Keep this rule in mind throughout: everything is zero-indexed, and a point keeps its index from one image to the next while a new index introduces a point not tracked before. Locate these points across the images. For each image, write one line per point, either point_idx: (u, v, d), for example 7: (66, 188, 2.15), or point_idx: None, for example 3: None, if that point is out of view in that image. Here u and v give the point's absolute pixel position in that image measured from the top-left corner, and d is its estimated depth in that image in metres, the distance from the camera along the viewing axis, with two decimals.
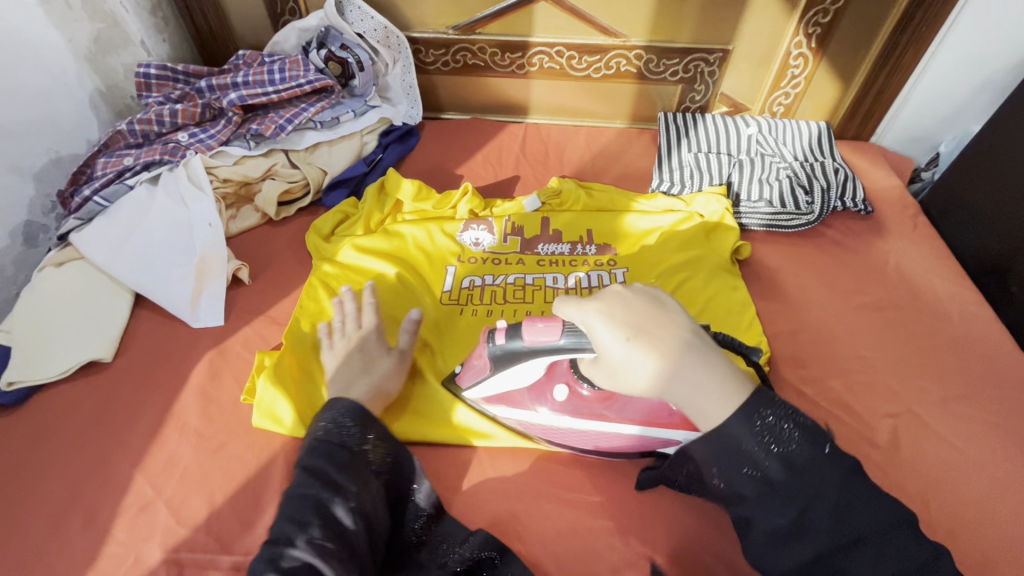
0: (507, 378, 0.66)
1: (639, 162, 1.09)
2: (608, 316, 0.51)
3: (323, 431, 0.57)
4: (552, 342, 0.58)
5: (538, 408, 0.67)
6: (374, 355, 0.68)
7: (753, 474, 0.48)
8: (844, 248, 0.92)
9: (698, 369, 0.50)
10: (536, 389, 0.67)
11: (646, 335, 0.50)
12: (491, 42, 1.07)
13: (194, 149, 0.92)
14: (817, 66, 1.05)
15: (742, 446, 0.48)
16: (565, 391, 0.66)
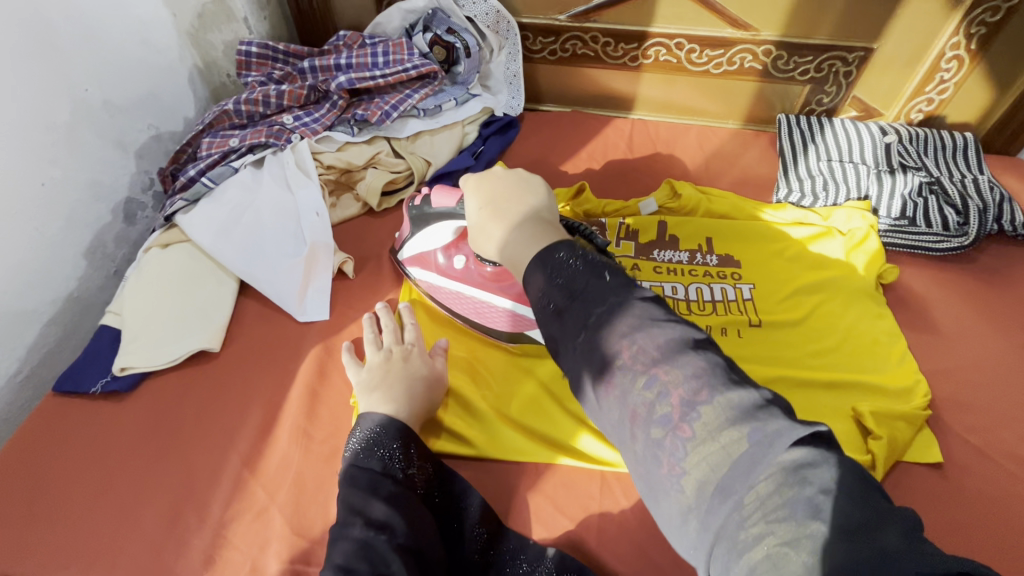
0: (424, 240, 0.75)
1: (757, 167, 1.01)
2: (473, 190, 0.60)
3: (355, 460, 0.56)
4: (451, 206, 0.69)
5: (444, 268, 0.75)
6: (410, 367, 0.66)
7: (591, 355, 0.45)
8: (1002, 278, 0.82)
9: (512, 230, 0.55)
10: (445, 248, 0.75)
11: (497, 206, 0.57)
12: (606, 31, 1.00)
13: (300, 132, 0.89)
14: (973, 71, 0.94)
15: (574, 323, 0.46)
16: (462, 259, 0.74)
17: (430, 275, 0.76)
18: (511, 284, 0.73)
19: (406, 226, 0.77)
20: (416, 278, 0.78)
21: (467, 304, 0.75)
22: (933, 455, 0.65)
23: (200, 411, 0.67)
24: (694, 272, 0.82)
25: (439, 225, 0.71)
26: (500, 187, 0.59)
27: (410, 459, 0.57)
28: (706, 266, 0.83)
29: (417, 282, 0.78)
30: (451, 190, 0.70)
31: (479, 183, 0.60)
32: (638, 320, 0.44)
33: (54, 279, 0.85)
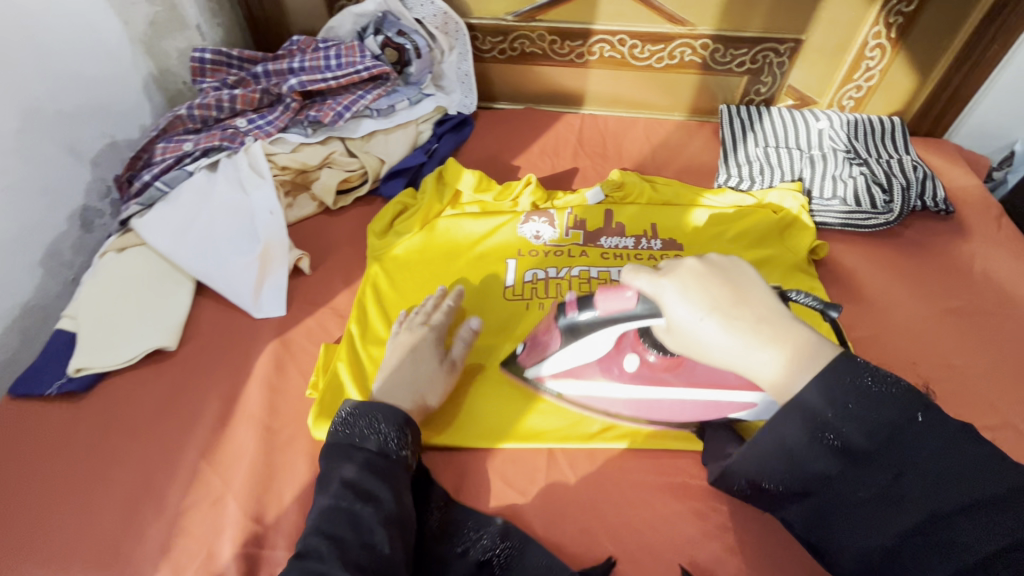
0: (574, 353, 0.65)
1: (701, 156, 1.06)
2: (684, 290, 0.49)
3: (342, 434, 0.61)
4: (626, 309, 0.57)
5: (605, 381, 0.66)
6: (426, 359, 0.68)
7: (821, 440, 0.44)
8: (926, 250, 0.88)
9: (793, 345, 0.46)
10: (603, 361, 0.66)
11: (723, 311, 0.47)
12: (551, 29, 1.04)
13: (253, 135, 0.90)
14: (895, 58, 1.00)
15: (803, 422, 0.44)
16: (635, 361, 0.64)
17: (589, 386, 0.67)
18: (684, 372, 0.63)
19: (547, 338, 0.67)
20: (561, 394, 0.69)
21: (656, 406, 0.66)
22: None
23: (157, 408, 0.68)
24: (638, 257, 0.86)
25: (607, 330, 0.61)
26: (722, 288, 0.48)
27: (401, 435, 0.60)
28: (651, 250, 0.87)
29: (561, 398, 0.69)
30: (613, 291, 0.59)
31: (670, 274, 0.50)
32: (829, 362, 0.44)
33: (9, 288, 0.85)
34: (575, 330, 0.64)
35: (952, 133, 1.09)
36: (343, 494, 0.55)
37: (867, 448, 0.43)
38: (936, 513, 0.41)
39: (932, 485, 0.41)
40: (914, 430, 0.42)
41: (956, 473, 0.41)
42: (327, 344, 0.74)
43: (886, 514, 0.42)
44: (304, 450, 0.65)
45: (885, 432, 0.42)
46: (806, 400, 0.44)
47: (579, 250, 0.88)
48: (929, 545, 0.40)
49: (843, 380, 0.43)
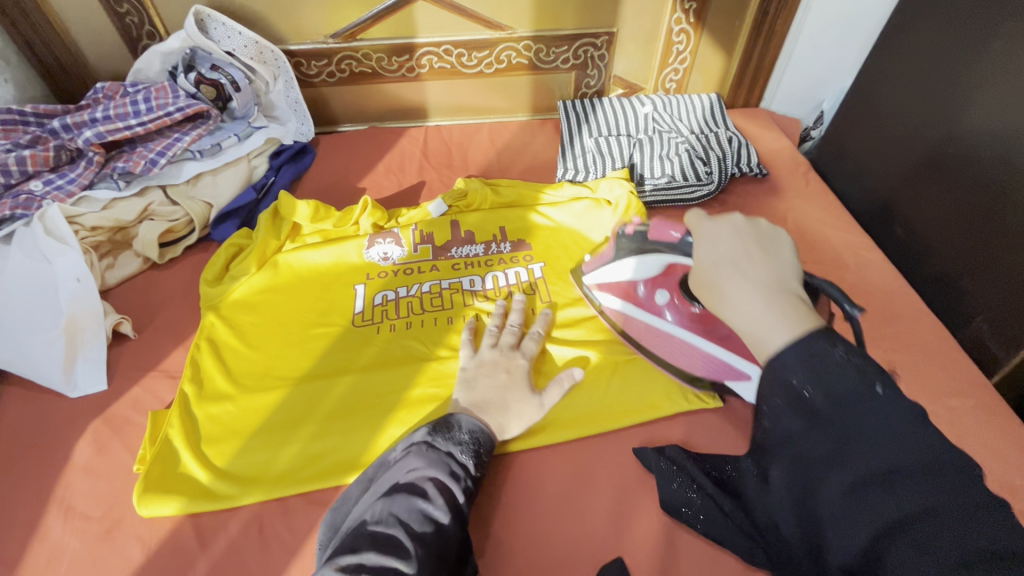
0: (627, 267, 0.77)
1: (544, 153, 1.09)
2: (713, 234, 0.51)
3: (439, 439, 0.59)
4: (671, 236, 0.73)
5: (642, 295, 0.75)
6: (517, 387, 0.67)
7: (801, 408, 0.41)
8: (746, 213, 0.95)
9: (788, 312, 0.44)
10: (651, 280, 0.75)
11: (740, 258, 0.48)
12: (375, 47, 1.03)
13: (52, 197, 0.82)
14: (699, 40, 1.08)
15: (773, 376, 0.43)
16: (666, 296, 0.73)
17: (625, 304, 0.77)
18: (713, 328, 0.70)
19: (606, 252, 0.81)
20: (602, 305, 0.78)
21: (674, 347, 0.72)
22: None
23: None
24: (489, 262, 0.87)
25: (654, 257, 0.74)
26: (747, 244, 0.49)
27: (488, 458, 0.61)
28: (501, 253, 0.88)
29: (599, 308, 0.79)
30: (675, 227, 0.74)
31: (706, 222, 0.52)
32: (826, 340, 0.42)
33: None
34: (642, 254, 0.75)
35: (767, 101, 1.19)
36: (437, 498, 0.54)
37: (853, 444, 0.39)
38: (912, 514, 0.36)
39: (911, 481, 0.37)
40: (912, 442, 0.38)
41: (931, 466, 0.37)
42: (155, 412, 0.68)
43: (864, 508, 0.38)
44: (132, 531, 0.60)
45: (882, 422, 0.39)
46: (798, 373, 0.42)
47: (430, 265, 0.86)
48: (910, 556, 0.35)
49: (823, 350, 0.41)
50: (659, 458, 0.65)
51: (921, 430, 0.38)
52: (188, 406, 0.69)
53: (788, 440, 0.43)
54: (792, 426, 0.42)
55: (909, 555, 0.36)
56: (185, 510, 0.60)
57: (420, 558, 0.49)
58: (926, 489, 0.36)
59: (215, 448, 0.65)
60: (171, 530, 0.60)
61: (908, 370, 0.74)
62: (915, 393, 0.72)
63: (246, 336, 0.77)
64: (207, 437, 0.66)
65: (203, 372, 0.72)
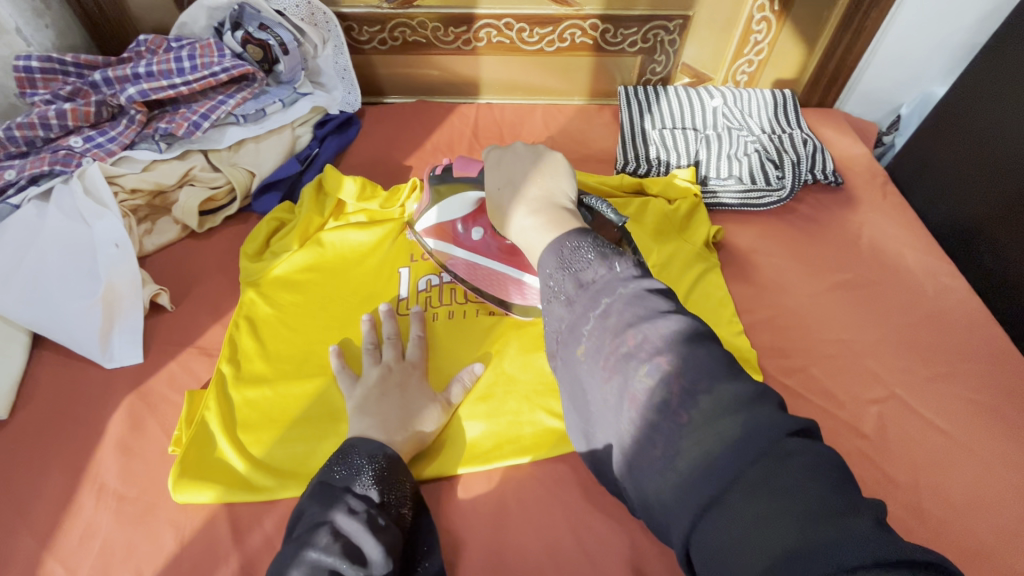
0: (443, 209, 0.74)
1: (601, 142, 1.02)
2: (495, 164, 0.57)
3: (335, 476, 0.53)
4: (471, 175, 0.72)
5: (463, 238, 0.73)
6: (415, 393, 0.64)
7: (561, 300, 0.45)
8: (817, 225, 0.89)
9: (559, 220, 0.50)
10: (465, 219, 0.73)
11: (513, 180, 0.54)
12: (432, 15, 0.96)
13: (91, 155, 0.79)
14: (781, 30, 0.99)
15: (546, 286, 0.46)
16: (481, 231, 0.72)
17: (450, 246, 0.74)
18: (528, 254, 0.70)
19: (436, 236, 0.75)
20: (432, 250, 0.75)
21: (511, 285, 0.71)
22: (720, 283, 0.79)
23: None
24: None
25: (457, 197, 0.73)
26: (525, 163, 0.55)
27: (402, 482, 0.55)
28: None
29: (506, 304, 0.72)
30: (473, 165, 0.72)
31: (498, 152, 0.58)
32: (598, 256, 0.45)
33: None
34: (446, 198, 0.74)
35: (842, 101, 1.10)
36: (329, 542, 0.47)
37: (622, 356, 0.41)
38: (727, 468, 0.34)
39: (721, 413, 0.36)
40: (697, 359, 0.38)
41: (734, 413, 0.36)
42: (191, 392, 0.65)
43: (652, 442, 0.38)
44: (165, 517, 0.58)
45: (669, 344, 0.39)
46: (563, 280, 0.45)
47: None
48: (727, 501, 0.34)
49: (615, 292, 0.43)
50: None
51: (714, 366, 0.38)
52: (222, 389, 0.66)
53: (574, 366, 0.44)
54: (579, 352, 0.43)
55: (676, 494, 0.36)
56: (222, 499, 0.58)
57: None
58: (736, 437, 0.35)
59: (251, 437, 0.63)
60: (207, 519, 0.58)
61: (991, 413, 0.68)
62: (997, 440, 0.66)
63: (285, 316, 0.73)
64: (246, 425, 0.63)
65: (241, 355, 0.69)
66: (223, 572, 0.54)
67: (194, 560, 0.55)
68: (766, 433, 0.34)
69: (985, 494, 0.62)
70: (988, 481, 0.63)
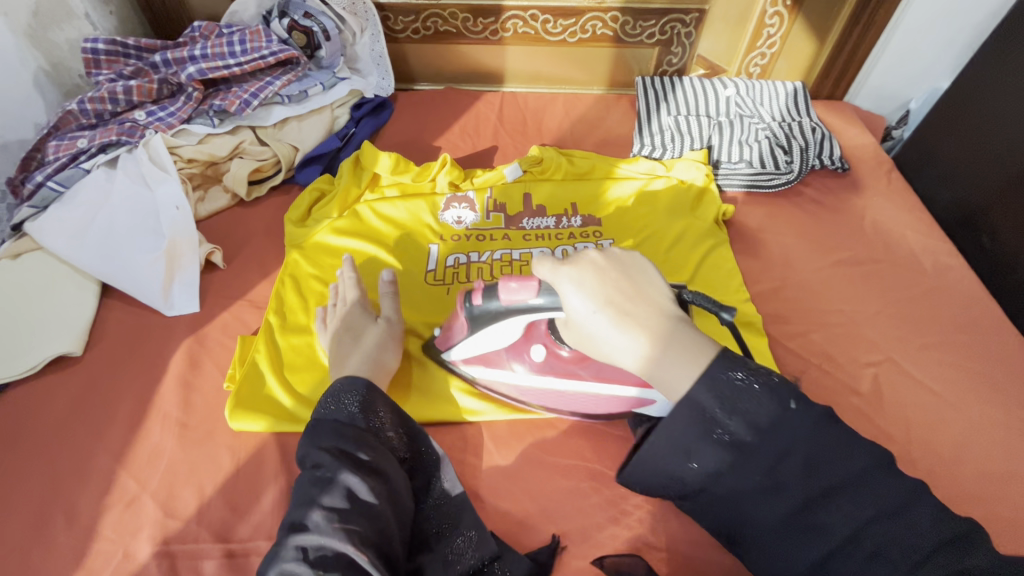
0: (488, 340, 0.65)
1: (619, 128, 1.08)
2: (579, 284, 0.48)
3: (328, 410, 0.57)
4: (527, 302, 0.57)
5: (514, 366, 0.67)
6: (360, 329, 0.67)
7: (722, 440, 0.46)
8: (823, 206, 0.94)
9: (666, 335, 0.47)
10: (513, 350, 0.67)
11: (616, 304, 0.47)
12: (463, 7, 1.03)
13: (154, 127, 0.87)
14: (793, 24, 1.05)
15: (698, 414, 0.46)
16: (543, 351, 0.65)
17: (501, 373, 0.68)
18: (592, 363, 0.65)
19: (456, 321, 0.66)
20: (476, 377, 0.70)
21: (565, 398, 0.67)
22: (728, 255, 0.84)
23: (64, 417, 0.66)
24: (560, 236, 0.87)
25: (512, 319, 0.61)
26: (616, 281, 0.48)
27: (382, 412, 0.59)
28: (571, 227, 0.88)
29: (476, 381, 0.71)
30: (521, 280, 0.58)
31: (573, 273, 0.48)
32: (749, 381, 0.46)
33: None
34: (492, 325, 0.62)
35: (852, 95, 1.15)
36: (335, 463, 0.52)
37: (755, 456, 0.46)
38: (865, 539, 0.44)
39: (834, 480, 0.45)
40: (816, 435, 0.46)
41: (858, 474, 0.45)
42: (243, 337, 0.73)
43: (807, 531, 0.45)
44: (222, 442, 0.64)
45: (801, 440, 0.45)
46: (715, 409, 0.46)
47: (502, 233, 0.88)
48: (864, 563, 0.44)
49: (718, 381, 0.46)
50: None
51: (825, 428, 0.46)
52: (270, 335, 0.72)
53: (715, 474, 0.47)
54: (720, 460, 0.47)
55: (814, 560, 0.45)
56: (272, 428, 0.65)
57: (350, 531, 0.48)
58: (852, 505, 0.45)
59: (295, 377, 0.69)
60: (258, 445, 0.64)
61: (981, 379, 0.73)
62: (986, 402, 0.71)
63: (325, 274, 0.80)
64: (291, 367, 0.70)
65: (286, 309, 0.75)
66: (273, 489, 0.61)
67: (248, 479, 0.62)
68: (884, 494, 0.45)
69: (972, 449, 0.67)
70: (975, 437, 0.68)
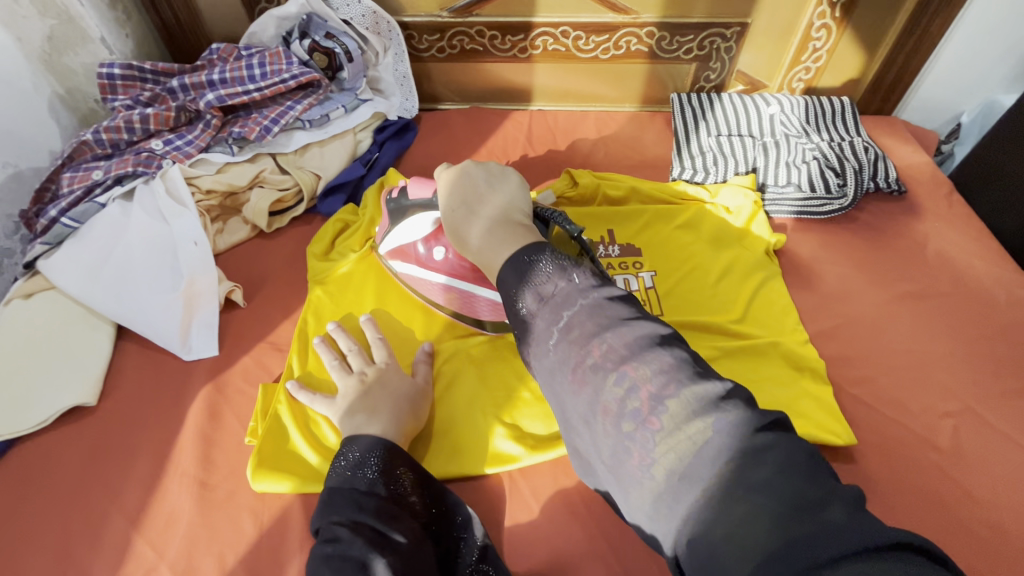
0: (404, 231, 0.72)
1: (655, 148, 1.02)
2: (445, 190, 0.59)
3: (346, 477, 0.54)
4: (427, 197, 0.71)
5: (423, 260, 0.71)
6: (390, 385, 0.64)
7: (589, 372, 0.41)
8: (880, 233, 0.87)
9: (514, 234, 0.51)
10: (423, 241, 0.71)
11: (462, 198, 0.57)
12: (490, 24, 0.98)
13: (171, 157, 0.83)
14: (841, 37, 0.98)
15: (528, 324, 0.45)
16: (443, 252, 0.70)
17: (413, 268, 0.73)
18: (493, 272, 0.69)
19: (384, 222, 0.76)
20: (402, 274, 0.74)
21: (469, 300, 0.71)
22: (781, 291, 0.78)
23: (77, 474, 0.62)
24: None
25: (417, 216, 0.71)
26: (477, 183, 0.58)
27: (402, 473, 0.55)
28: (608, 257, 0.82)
29: (399, 276, 0.75)
30: (427, 183, 0.72)
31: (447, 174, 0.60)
32: (555, 268, 0.46)
33: None
34: (414, 213, 0.71)
35: (901, 110, 1.08)
36: (352, 537, 0.48)
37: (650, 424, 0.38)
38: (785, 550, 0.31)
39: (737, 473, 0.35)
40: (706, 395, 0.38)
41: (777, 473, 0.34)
42: (266, 385, 0.68)
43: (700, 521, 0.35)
44: (244, 504, 0.60)
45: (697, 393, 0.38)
46: (524, 295, 0.46)
47: None
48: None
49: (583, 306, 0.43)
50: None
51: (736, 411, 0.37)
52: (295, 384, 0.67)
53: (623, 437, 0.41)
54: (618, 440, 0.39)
55: (671, 510, 0.36)
56: (298, 490, 0.60)
57: None
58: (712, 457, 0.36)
59: (323, 431, 0.64)
60: (283, 508, 0.60)
61: None
62: None
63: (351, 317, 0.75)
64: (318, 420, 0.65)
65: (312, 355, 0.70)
66: (298, 561, 0.56)
67: (272, 547, 0.57)
68: (781, 473, 0.34)
69: None
70: None
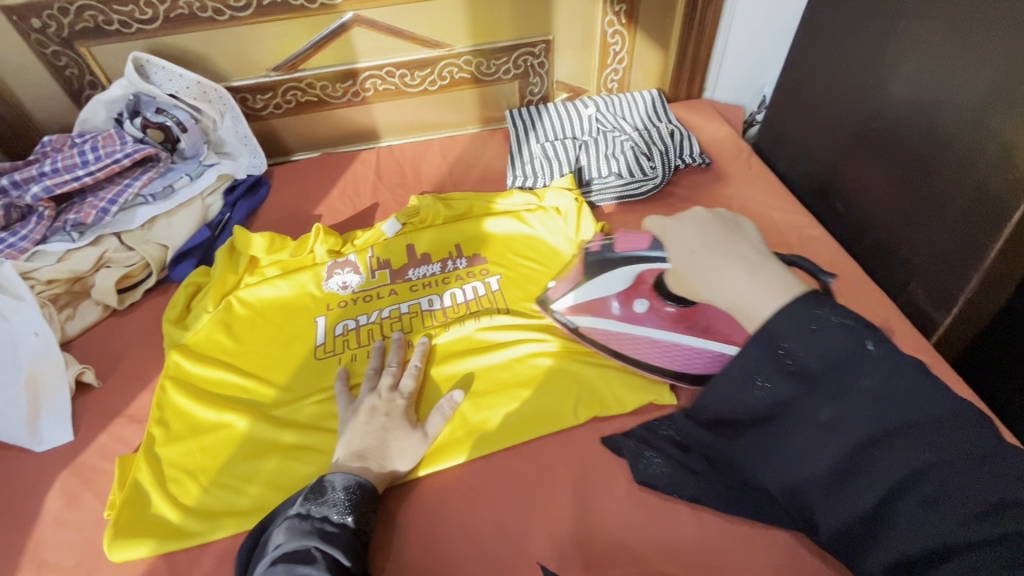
0: (601, 285, 0.77)
1: (496, 162, 1.11)
2: (682, 232, 0.52)
3: (309, 507, 0.57)
4: (642, 251, 0.74)
5: (615, 309, 0.76)
6: (397, 428, 0.66)
7: (787, 366, 0.42)
8: (692, 203, 0.98)
9: (750, 283, 0.45)
10: (625, 294, 0.76)
11: (710, 249, 0.48)
12: (318, 76, 1.05)
13: (4, 255, 0.82)
14: (634, 39, 1.11)
15: (766, 344, 0.42)
16: (645, 303, 0.75)
17: (602, 320, 0.76)
18: (694, 323, 0.72)
19: (568, 272, 0.80)
20: (581, 327, 0.77)
21: (669, 352, 0.72)
22: None
23: None
24: (446, 279, 0.88)
25: (620, 270, 0.75)
26: (718, 231, 0.50)
27: (371, 511, 0.59)
28: (457, 270, 0.89)
29: (578, 331, 0.78)
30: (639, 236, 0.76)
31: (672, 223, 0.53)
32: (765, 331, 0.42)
33: None
34: (608, 269, 0.76)
35: (708, 91, 1.22)
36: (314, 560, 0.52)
37: (848, 415, 0.40)
38: (912, 454, 0.37)
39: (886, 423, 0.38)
40: (911, 390, 0.38)
41: (941, 417, 0.37)
42: (123, 457, 0.69)
43: (866, 467, 0.39)
44: None
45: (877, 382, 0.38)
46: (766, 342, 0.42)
47: (388, 289, 0.87)
48: (916, 505, 0.37)
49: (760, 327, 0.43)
50: (628, 440, 0.67)
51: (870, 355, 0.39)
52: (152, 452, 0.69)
53: (778, 405, 0.43)
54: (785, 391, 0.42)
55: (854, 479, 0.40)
56: (156, 551, 0.61)
57: None
58: (930, 451, 0.37)
59: (183, 489, 0.66)
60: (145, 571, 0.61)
61: None
62: None
63: (207, 376, 0.77)
64: (178, 480, 0.67)
65: (170, 417, 0.72)
66: None
67: None
68: (959, 429, 0.36)
69: None
70: None
